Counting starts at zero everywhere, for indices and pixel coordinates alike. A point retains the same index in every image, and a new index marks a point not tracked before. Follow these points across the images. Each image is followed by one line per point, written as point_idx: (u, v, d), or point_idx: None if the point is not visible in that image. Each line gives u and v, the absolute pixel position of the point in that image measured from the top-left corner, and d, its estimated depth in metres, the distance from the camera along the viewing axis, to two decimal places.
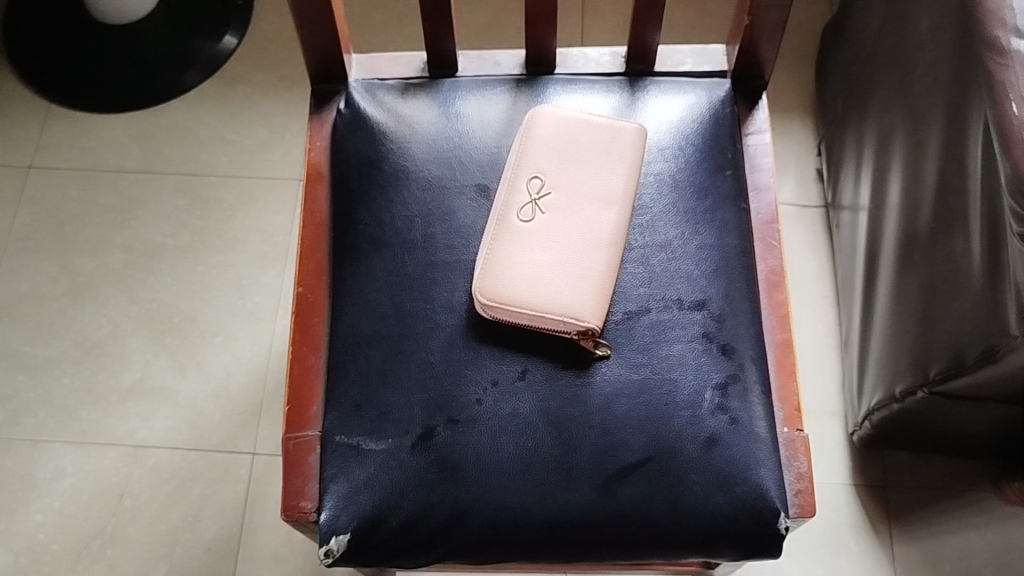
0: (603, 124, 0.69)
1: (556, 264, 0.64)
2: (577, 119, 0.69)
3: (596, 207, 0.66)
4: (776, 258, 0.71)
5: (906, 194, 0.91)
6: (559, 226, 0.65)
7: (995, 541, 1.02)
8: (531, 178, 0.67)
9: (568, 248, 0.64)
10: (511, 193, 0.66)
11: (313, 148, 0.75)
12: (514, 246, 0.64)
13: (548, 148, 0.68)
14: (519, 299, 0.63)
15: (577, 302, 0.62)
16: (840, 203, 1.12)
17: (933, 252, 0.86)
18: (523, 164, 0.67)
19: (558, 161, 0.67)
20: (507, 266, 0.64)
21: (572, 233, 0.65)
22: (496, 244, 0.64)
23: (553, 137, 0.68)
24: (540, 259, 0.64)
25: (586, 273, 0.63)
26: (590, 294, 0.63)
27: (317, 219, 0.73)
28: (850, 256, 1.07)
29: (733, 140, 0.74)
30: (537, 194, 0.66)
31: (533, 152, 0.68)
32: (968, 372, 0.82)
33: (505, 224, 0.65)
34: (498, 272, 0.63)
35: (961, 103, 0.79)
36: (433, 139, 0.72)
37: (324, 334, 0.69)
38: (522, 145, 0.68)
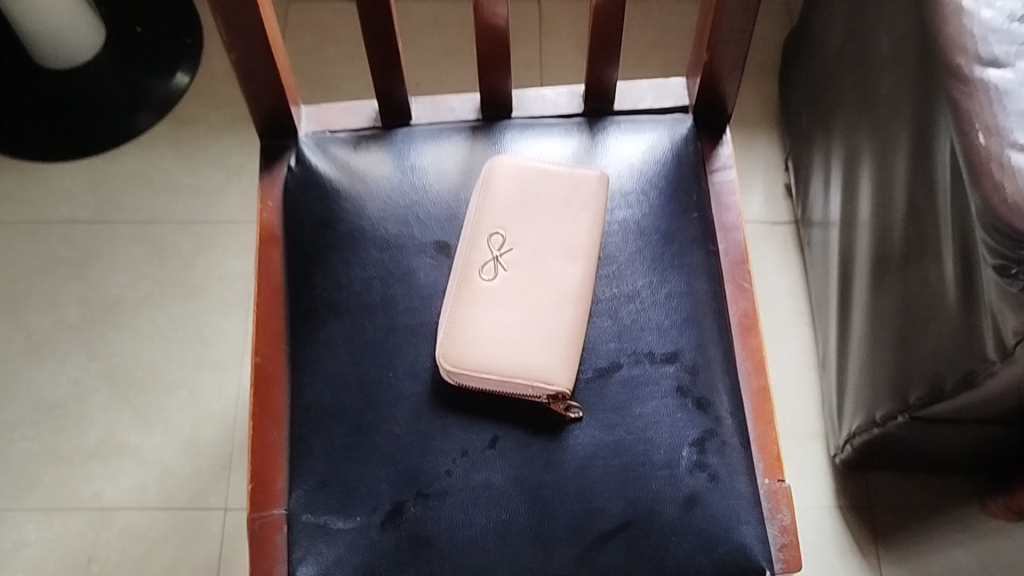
0: (562, 173, 0.67)
1: (520, 325, 0.61)
2: (535, 169, 0.67)
3: (559, 262, 0.64)
4: (748, 301, 0.69)
5: (876, 215, 0.89)
6: (523, 284, 0.63)
7: (981, 556, 1.01)
8: (491, 234, 0.64)
9: (533, 308, 0.62)
10: (471, 251, 0.64)
11: (265, 208, 0.73)
12: (477, 308, 0.62)
13: (508, 200, 0.65)
14: (485, 365, 0.60)
15: (544, 364, 0.60)
16: (809, 220, 1.11)
17: (907, 276, 0.84)
18: (482, 219, 0.65)
19: (519, 213, 0.65)
20: (470, 329, 0.61)
21: (537, 290, 0.63)
22: (458, 306, 0.62)
23: (512, 188, 0.66)
24: (505, 321, 0.61)
25: (552, 332, 0.61)
26: (557, 355, 0.61)
27: (272, 282, 0.70)
28: (822, 274, 1.06)
29: (698, 180, 0.72)
30: (499, 250, 0.64)
31: (492, 205, 0.65)
32: (948, 397, 0.82)
33: (467, 284, 0.63)
34: (462, 336, 0.61)
35: (927, 126, 0.78)
36: (389, 194, 0.70)
37: (284, 407, 0.66)
38: (480, 198, 0.66)
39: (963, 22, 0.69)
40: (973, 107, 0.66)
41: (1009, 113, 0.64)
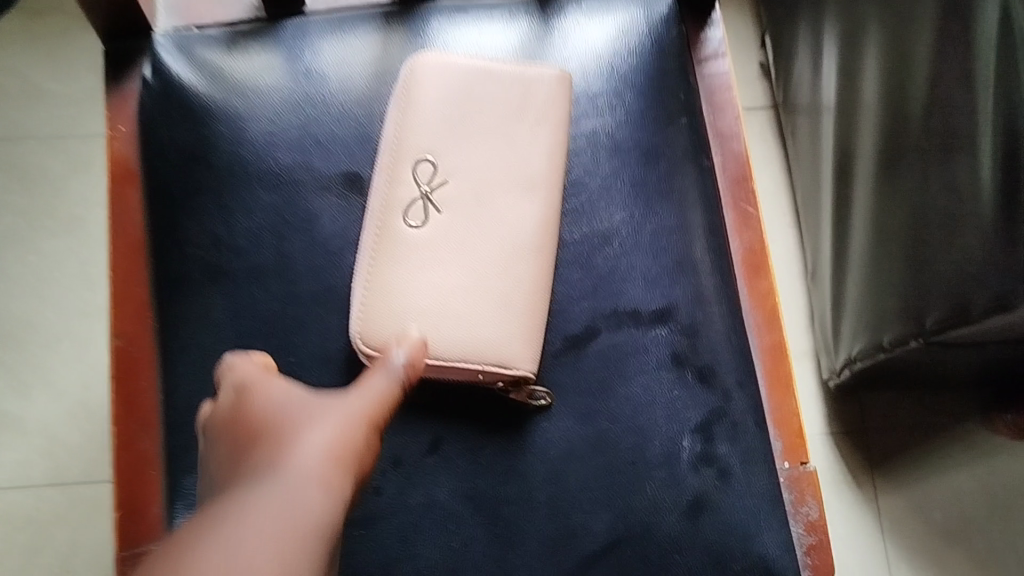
0: (510, 74, 0.50)
1: (464, 288, 0.46)
2: (473, 68, 0.50)
3: (510, 198, 0.48)
4: (753, 232, 0.54)
5: (890, 101, 0.73)
6: (465, 229, 0.47)
7: (986, 479, 0.89)
8: (418, 161, 0.48)
9: (479, 263, 0.46)
10: (392, 186, 0.47)
11: (115, 138, 0.54)
12: (404, 267, 0.46)
13: (437, 114, 0.49)
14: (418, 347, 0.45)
15: (499, 341, 0.45)
16: (794, 105, 0.95)
17: (930, 176, 0.69)
18: (403, 139, 0.48)
19: (453, 131, 0.48)
20: (396, 298, 0.45)
21: (484, 237, 0.47)
22: (378, 265, 0.46)
23: (442, 97, 0.49)
24: (442, 282, 0.46)
25: (506, 295, 0.46)
26: (515, 328, 0.46)
27: (129, 236, 0.53)
28: (812, 170, 0.91)
29: (685, 73, 0.55)
30: (429, 183, 0.47)
31: (416, 121, 0.48)
32: (975, 322, 0.66)
33: (388, 233, 0.46)
34: (386, 308, 0.45)
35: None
36: (278, 111, 0.53)
37: (156, 406, 0.50)
38: (399, 111, 0.49)
39: None
40: None
41: None
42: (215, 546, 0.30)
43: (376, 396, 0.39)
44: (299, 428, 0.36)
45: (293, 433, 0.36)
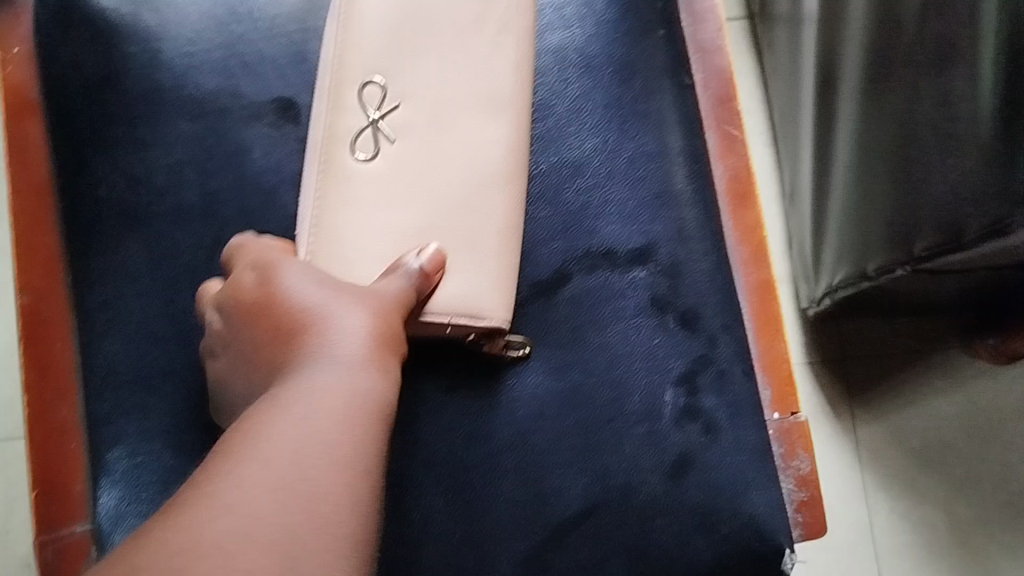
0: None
1: (423, 230, 0.40)
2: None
3: (475, 123, 0.42)
4: (739, 158, 0.49)
5: (875, 4, 0.67)
6: (422, 161, 0.41)
7: (965, 406, 0.83)
8: (364, 82, 0.41)
9: (439, 199, 0.41)
10: (336, 112, 0.40)
11: (9, 59, 0.47)
12: (354, 206, 0.40)
13: (383, 26, 0.42)
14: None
15: (472, 291, 0.40)
16: (771, 15, 0.88)
17: (920, 90, 0.63)
18: (346, 57, 0.41)
19: (402, 47, 0.42)
20: (345, 245, 0.39)
21: (444, 170, 0.41)
22: (324, 206, 0.39)
23: (386, 4, 0.42)
24: (398, 224, 0.40)
25: (473, 235, 0.41)
26: (489, 274, 0.40)
27: (32, 176, 0.46)
28: (791, 84, 0.85)
29: None
30: (379, 108, 0.41)
31: (360, 35, 0.41)
32: (966, 249, 0.61)
33: (332, 166, 0.40)
34: (335, 256, 0.39)
35: None
36: (196, 28, 0.46)
37: (72, 370, 0.44)
38: (340, 23, 0.41)
39: None
40: None
41: None
42: (275, 434, 0.29)
43: (401, 289, 0.37)
44: (335, 313, 0.34)
45: (332, 319, 0.34)
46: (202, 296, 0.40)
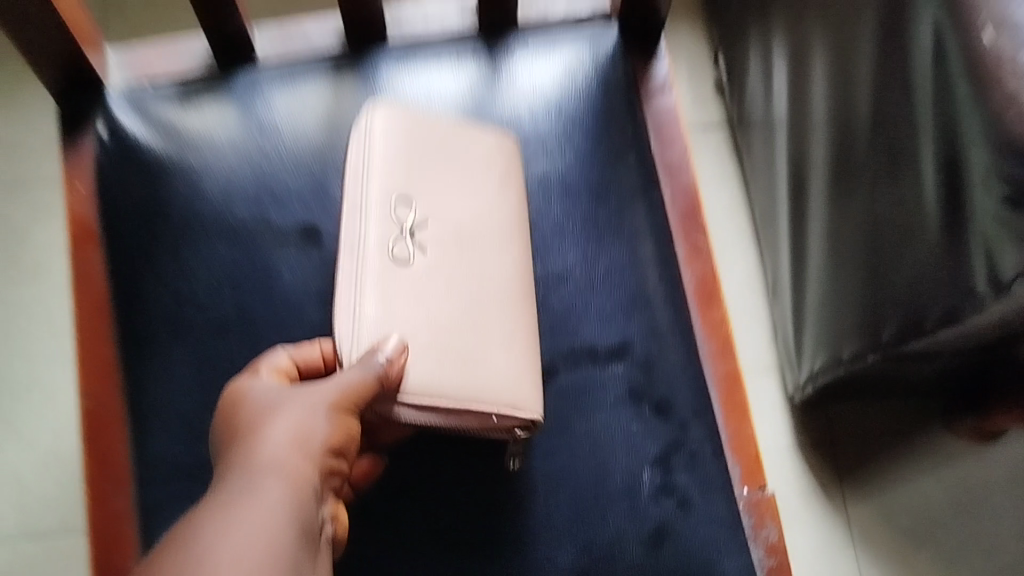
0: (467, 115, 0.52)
1: (455, 328, 0.46)
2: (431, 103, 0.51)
3: (486, 231, 0.49)
4: (706, 264, 0.55)
5: (836, 116, 0.75)
6: (450, 273, 0.47)
7: (951, 484, 0.88)
8: (397, 201, 0.46)
9: (467, 306, 0.47)
10: (370, 221, 0.45)
11: (73, 196, 0.54)
12: (390, 298, 0.44)
13: (404, 142, 0.48)
14: (420, 386, 0.43)
15: (500, 378, 0.46)
16: (749, 123, 0.96)
17: (879, 194, 0.70)
18: (377, 166, 0.47)
19: (419, 160, 0.49)
20: (390, 334, 0.43)
21: (471, 285, 0.47)
22: (366, 301, 0.43)
23: (405, 124, 0.49)
24: (428, 316, 0.45)
25: (502, 338, 0.47)
26: (518, 369, 0.47)
27: (93, 295, 0.53)
28: (769, 185, 0.93)
29: (632, 110, 0.57)
30: (410, 224, 0.46)
31: (386, 148, 0.48)
32: (929, 333, 0.69)
33: (369, 261, 0.44)
34: (379, 339, 0.43)
35: (897, 13, 0.61)
36: (233, 166, 0.54)
37: (127, 464, 0.50)
38: (370, 139, 0.47)
39: None
40: None
41: None
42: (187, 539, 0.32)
43: (344, 378, 0.40)
44: (270, 421, 0.38)
45: (264, 429, 0.38)
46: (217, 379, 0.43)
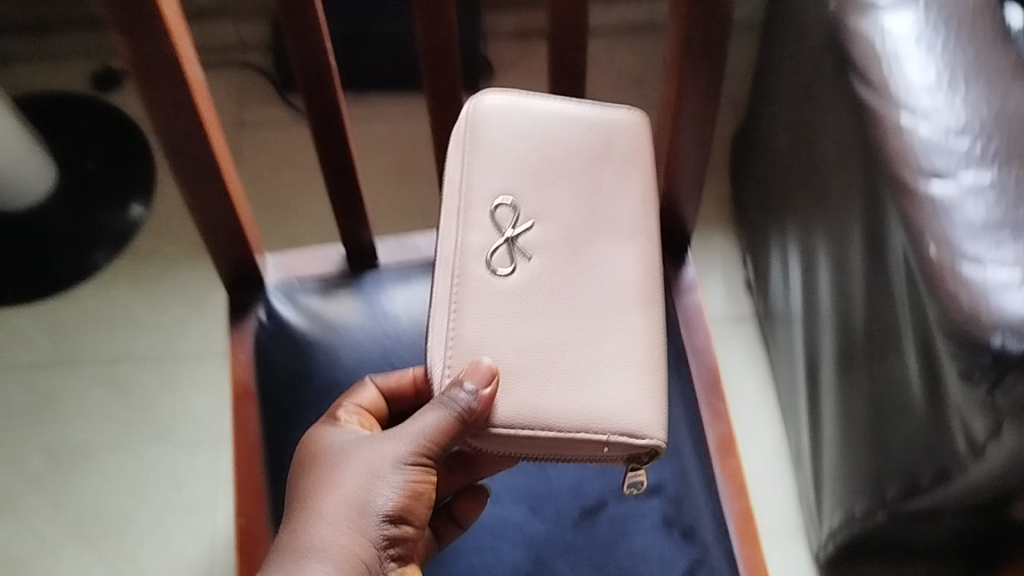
0: (571, 125, 0.60)
1: (558, 321, 0.54)
2: (532, 116, 0.59)
3: (592, 244, 0.57)
4: (724, 424, 0.69)
5: (838, 307, 0.90)
6: (554, 273, 0.56)
7: None
8: (501, 210, 0.56)
9: (570, 301, 0.55)
10: (474, 233, 0.54)
11: (238, 363, 0.72)
12: (493, 310, 0.53)
13: (502, 158, 0.57)
14: (534, 398, 0.52)
15: (611, 390, 0.54)
16: (772, 313, 1.12)
17: (876, 369, 0.84)
18: (476, 191, 0.56)
19: (522, 176, 0.57)
20: (495, 335, 0.52)
21: (576, 282, 0.56)
22: (470, 303, 0.53)
23: (502, 145, 0.58)
24: (526, 323, 0.54)
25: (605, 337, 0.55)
26: (622, 368, 0.54)
27: (248, 438, 0.69)
28: (789, 365, 1.07)
29: (665, 304, 0.74)
30: (512, 228, 0.55)
31: (486, 168, 0.56)
32: (926, 492, 0.82)
33: (469, 276, 0.53)
34: (474, 357, 0.52)
35: (879, 231, 0.78)
36: (361, 343, 0.71)
37: None
38: (469, 164, 0.56)
39: (904, 138, 0.69)
40: (924, 222, 0.66)
41: (957, 225, 0.65)
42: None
43: (414, 433, 0.52)
44: (335, 481, 0.52)
45: (330, 488, 0.52)
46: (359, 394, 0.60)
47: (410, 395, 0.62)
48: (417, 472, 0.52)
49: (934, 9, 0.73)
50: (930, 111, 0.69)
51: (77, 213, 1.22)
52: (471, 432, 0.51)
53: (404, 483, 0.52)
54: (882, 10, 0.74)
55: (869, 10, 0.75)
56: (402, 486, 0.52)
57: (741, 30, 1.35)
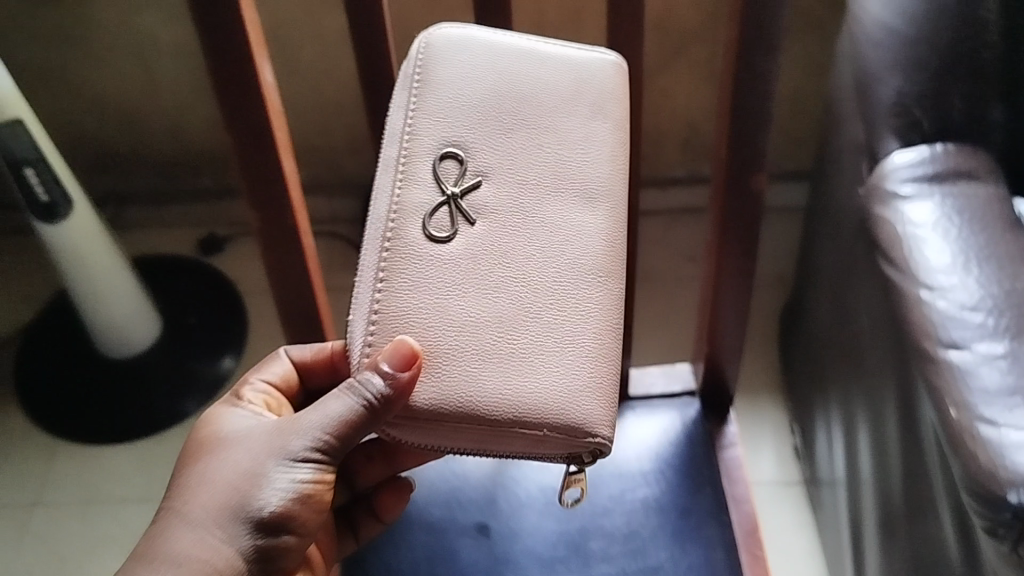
0: (533, 63, 0.64)
1: (496, 290, 0.58)
2: (488, 49, 0.63)
3: (540, 205, 0.60)
4: (763, 568, 0.76)
5: (877, 472, 0.95)
6: (493, 239, 0.59)
7: None
8: (445, 164, 0.59)
9: (510, 270, 0.58)
10: (412, 189, 0.58)
11: None
12: (424, 267, 0.56)
13: (453, 100, 0.60)
14: (450, 379, 0.55)
15: (545, 378, 0.57)
16: (819, 479, 1.17)
17: (914, 533, 0.87)
18: (420, 144, 0.59)
19: (474, 122, 0.60)
20: (421, 299, 0.56)
21: (520, 249, 0.59)
22: (403, 269, 0.56)
23: (455, 88, 0.61)
24: (459, 291, 0.57)
25: (543, 320, 0.58)
26: (559, 353, 0.58)
27: None
28: (836, 530, 1.11)
29: (708, 455, 0.80)
30: (456, 185, 0.58)
31: (432, 112, 0.60)
32: None
33: (405, 235, 0.57)
34: (396, 332, 0.55)
35: (910, 399, 0.84)
36: (433, 482, 0.79)
37: None
38: (417, 108, 0.60)
39: (923, 311, 0.77)
40: (944, 387, 0.73)
41: (973, 390, 0.71)
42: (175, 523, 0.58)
43: (344, 409, 0.58)
44: (231, 443, 0.62)
45: (229, 448, 0.61)
46: (275, 367, 0.72)
47: (320, 367, 0.73)
48: (322, 461, 0.60)
49: (950, 198, 0.81)
50: (947, 288, 0.77)
51: (175, 362, 1.33)
52: (376, 424, 0.57)
53: (309, 470, 0.60)
54: (902, 199, 0.82)
55: (891, 199, 0.83)
56: (307, 475, 0.60)
57: (789, 212, 1.46)
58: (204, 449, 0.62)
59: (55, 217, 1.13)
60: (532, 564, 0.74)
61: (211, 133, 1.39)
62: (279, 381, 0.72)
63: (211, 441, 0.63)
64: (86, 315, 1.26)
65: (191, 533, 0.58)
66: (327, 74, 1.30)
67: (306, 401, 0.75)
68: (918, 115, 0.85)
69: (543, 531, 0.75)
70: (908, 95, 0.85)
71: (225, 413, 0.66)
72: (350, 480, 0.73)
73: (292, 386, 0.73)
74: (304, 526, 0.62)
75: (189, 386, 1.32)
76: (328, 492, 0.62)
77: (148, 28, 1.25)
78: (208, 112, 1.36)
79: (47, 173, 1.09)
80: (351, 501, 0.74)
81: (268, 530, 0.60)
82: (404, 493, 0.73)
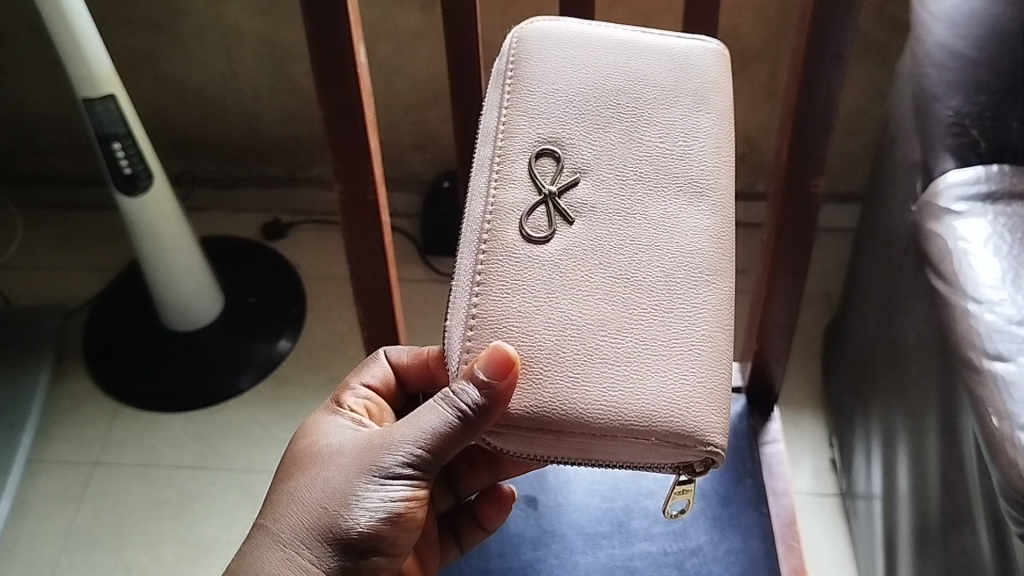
0: (627, 56, 0.65)
1: (595, 292, 0.58)
2: (580, 45, 0.65)
3: (643, 203, 0.61)
4: (797, 558, 0.83)
5: (915, 487, 0.96)
6: (593, 241, 0.60)
7: None
8: (542, 161, 0.61)
9: (609, 272, 0.59)
10: (511, 187, 0.60)
11: None
12: (522, 268, 0.58)
13: (547, 97, 0.63)
14: (554, 384, 0.56)
15: (652, 384, 0.57)
16: (855, 491, 1.18)
17: (947, 544, 0.88)
18: (515, 143, 0.61)
19: (571, 117, 0.63)
20: (521, 300, 0.57)
21: (618, 250, 0.60)
22: (502, 271, 0.58)
23: (548, 85, 0.63)
24: (559, 291, 0.58)
25: (648, 323, 0.58)
26: (667, 357, 0.58)
27: None
28: (870, 543, 1.12)
29: (751, 450, 0.88)
30: (554, 183, 0.60)
31: (526, 111, 0.62)
32: None
33: (501, 236, 0.59)
34: (494, 335, 0.56)
35: (951, 412, 0.85)
36: None
37: None
38: (510, 105, 0.62)
39: (970, 322, 0.78)
40: (986, 395, 0.73)
41: (1015, 400, 0.72)
42: (270, 533, 0.63)
43: (438, 422, 0.60)
44: (329, 457, 0.66)
45: (327, 463, 0.65)
46: (388, 356, 0.78)
47: (417, 368, 0.77)
48: (414, 476, 0.62)
49: (1003, 216, 0.82)
50: (995, 302, 0.78)
51: (233, 337, 1.38)
52: (472, 437, 0.58)
53: (401, 487, 0.62)
54: (954, 215, 0.84)
55: (943, 214, 0.84)
56: (399, 491, 0.62)
57: (840, 232, 1.49)
58: (305, 459, 0.67)
59: (135, 189, 1.18)
60: (576, 537, 0.82)
61: (285, 123, 1.45)
62: (380, 384, 0.77)
63: (309, 454, 0.67)
64: (155, 285, 1.31)
65: (284, 543, 0.63)
66: (402, 73, 1.35)
67: (405, 404, 0.79)
68: (976, 135, 0.87)
69: (588, 507, 0.84)
70: (967, 115, 0.87)
71: (326, 422, 0.71)
72: (453, 487, 0.81)
73: (391, 388, 0.77)
74: (394, 544, 0.64)
75: (246, 363, 1.38)
76: (420, 510, 0.64)
77: (235, 19, 1.31)
78: (283, 103, 1.42)
79: (131, 147, 1.15)
80: (456, 509, 0.81)
81: (358, 549, 0.63)
82: (505, 504, 0.79)
